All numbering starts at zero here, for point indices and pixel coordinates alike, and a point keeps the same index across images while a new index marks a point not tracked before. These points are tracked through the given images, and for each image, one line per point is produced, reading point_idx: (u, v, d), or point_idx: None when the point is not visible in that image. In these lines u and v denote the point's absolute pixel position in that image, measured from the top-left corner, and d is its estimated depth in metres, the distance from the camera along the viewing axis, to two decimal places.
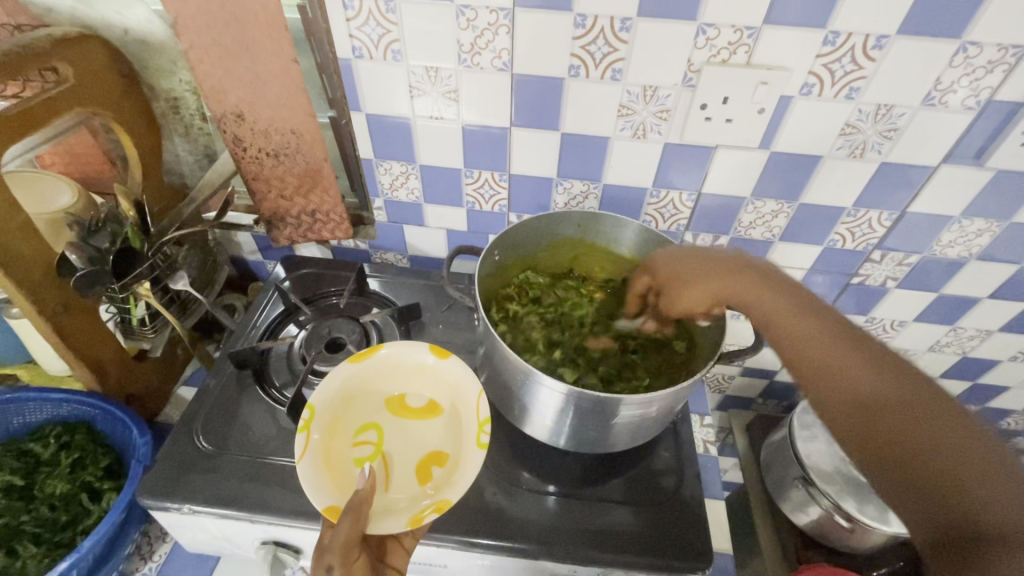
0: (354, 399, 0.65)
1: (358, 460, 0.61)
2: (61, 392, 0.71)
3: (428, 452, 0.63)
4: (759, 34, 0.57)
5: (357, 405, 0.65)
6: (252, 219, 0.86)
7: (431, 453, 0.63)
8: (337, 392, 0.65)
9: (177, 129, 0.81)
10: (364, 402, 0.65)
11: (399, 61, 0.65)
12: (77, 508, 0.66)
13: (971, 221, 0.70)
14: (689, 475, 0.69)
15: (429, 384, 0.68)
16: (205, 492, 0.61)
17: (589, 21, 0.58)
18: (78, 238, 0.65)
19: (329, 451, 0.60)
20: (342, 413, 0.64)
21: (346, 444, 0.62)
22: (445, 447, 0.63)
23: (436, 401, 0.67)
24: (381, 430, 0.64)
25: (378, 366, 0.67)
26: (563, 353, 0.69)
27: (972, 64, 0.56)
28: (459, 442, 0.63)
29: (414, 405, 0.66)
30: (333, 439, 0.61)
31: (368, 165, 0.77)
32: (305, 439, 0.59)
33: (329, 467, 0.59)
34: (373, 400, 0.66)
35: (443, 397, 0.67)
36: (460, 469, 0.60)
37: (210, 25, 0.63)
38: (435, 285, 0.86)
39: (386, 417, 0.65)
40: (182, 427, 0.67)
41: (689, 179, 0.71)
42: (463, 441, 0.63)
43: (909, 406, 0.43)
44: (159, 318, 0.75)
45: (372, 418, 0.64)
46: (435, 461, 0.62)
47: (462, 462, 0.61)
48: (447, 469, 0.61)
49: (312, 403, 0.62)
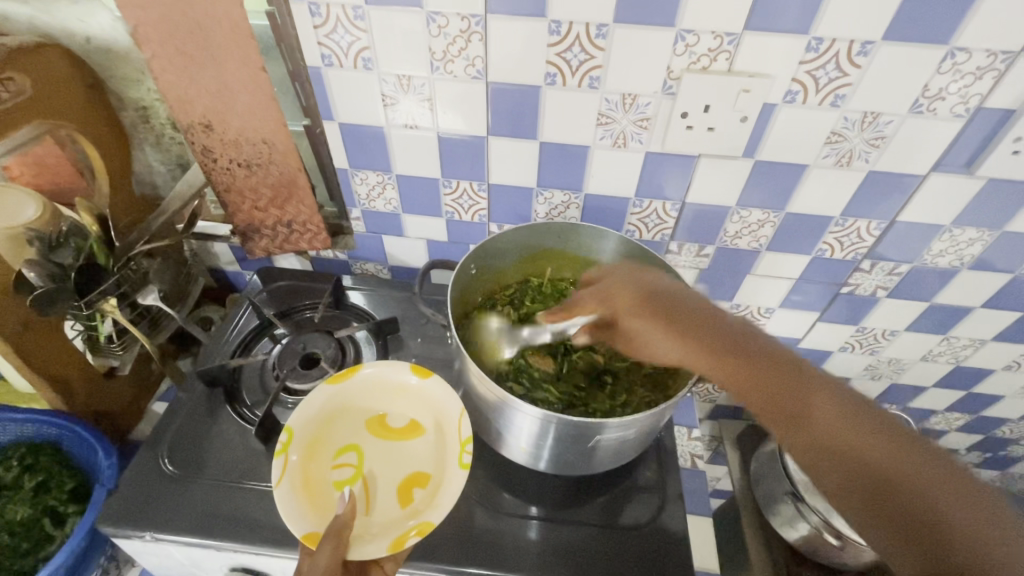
0: (334, 420, 0.63)
1: (338, 484, 0.59)
2: (26, 412, 0.69)
3: (410, 473, 0.61)
4: (740, 41, 0.54)
5: (337, 426, 0.63)
6: (227, 229, 0.83)
7: (413, 473, 0.61)
8: (316, 413, 0.63)
9: (148, 139, 0.79)
10: (344, 423, 0.64)
11: (370, 69, 0.63)
12: (38, 534, 0.64)
13: (962, 230, 0.68)
14: (674, 494, 0.67)
15: (411, 404, 0.66)
16: (170, 519, 0.59)
17: (564, 28, 0.56)
18: (39, 255, 0.63)
19: (309, 475, 0.58)
20: (321, 435, 0.62)
21: (326, 467, 0.60)
22: (427, 467, 0.61)
23: (418, 421, 0.65)
24: (359, 451, 0.62)
25: (357, 386, 0.65)
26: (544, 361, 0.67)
27: (961, 70, 0.54)
28: (441, 462, 0.61)
29: (394, 425, 0.64)
30: (312, 462, 0.60)
31: (343, 175, 0.75)
32: (283, 461, 0.57)
33: (308, 492, 0.57)
34: (354, 420, 0.64)
35: (424, 416, 0.65)
36: (441, 490, 0.58)
37: (172, 34, 0.60)
38: (414, 298, 0.84)
39: (366, 438, 0.63)
40: (150, 447, 0.65)
41: (673, 188, 0.69)
42: (445, 462, 0.61)
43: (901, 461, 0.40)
44: (128, 334, 0.72)
45: (352, 440, 0.63)
46: (416, 482, 0.60)
47: (444, 482, 0.59)
48: (428, 490, 0.59)
49: (291, 425, 0.60)
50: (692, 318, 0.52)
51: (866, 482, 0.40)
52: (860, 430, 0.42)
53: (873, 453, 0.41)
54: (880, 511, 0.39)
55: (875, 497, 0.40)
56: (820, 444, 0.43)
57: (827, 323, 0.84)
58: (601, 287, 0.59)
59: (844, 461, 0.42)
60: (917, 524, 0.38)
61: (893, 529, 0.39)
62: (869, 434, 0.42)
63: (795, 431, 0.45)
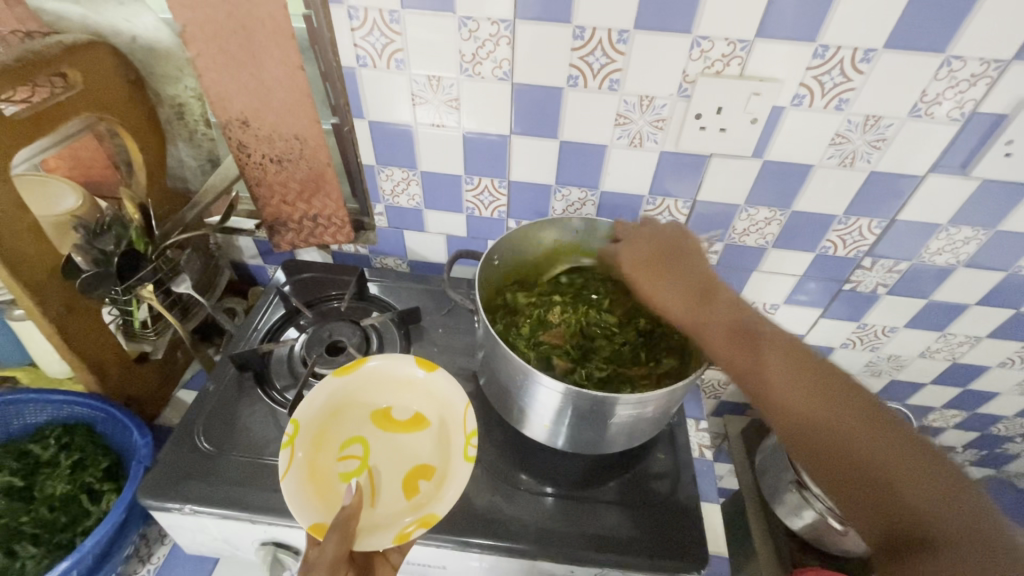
0: (340, 412, 0.65)
1: (344, 475, 0.61)
2: (64, 393, 0.71)
3: (414, 466, 0.63)
4: (752, 47, 0.58)
5: (342, 418, 0.65)
6: (254, 223, 0.87)
7: (418, 466, 0.63)
8: (323, 405, 0.65)
9: (181, 135, 0.82)
10: (349, 416, 0.66)
11: (402, 69, 0.66)
12: (77, 509, 0.66)
13: (958, 229, 0.72)
14: (686, 477, 0.70)
15: (415, 398, 0.68)
16: (206, 492, 0.61)
17: (587, 33, 0.60)
18: (83, 241, 0.65)
19: (315, 466, 0.60)
20: (327, 428, 0.64)
21: (332, 458, 0.62)
22: (431, 460, 0.63)
23: (422, 414, 0.67)
24: (365, 444, 0.64)
25: (364, 378, 0.68)
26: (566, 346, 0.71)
27: (956, 77, 0.58)
28: (445, 456, 0.63)
29: (399, 418, 0.67)
30: (319, 454, 0.61)
31: (369, 171, 0.78)
32: (290, 452, 0.59)
33: (314, 483, 0.59)
34: (359, 412, 0.66)
35: (428, 410, 0.67)
36: (446, 482, 0.60)
37: (217, 34, 0.64)
38: (435, 290, 0.87)
39: (372, 430, 0.65)
40: (182, 428, 0.68)
41: (685, 187, 0.73)
42: (451, 454, 0.63)
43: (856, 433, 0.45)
44: (161, 320, 0.76)
45: (357, 432, 0.65)
46: (421, 474, 0.62)
47: (448, 474, 0.61)
48: (433, 482, 0.61)
49: (297, 418, 0.62)
50: (692, 286, 0.61)
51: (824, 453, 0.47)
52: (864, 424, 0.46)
53: (842, 426, 0.46)
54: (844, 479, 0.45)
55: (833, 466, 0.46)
56: (801, 416, 0.48)
57: (829, 319, 0.87)
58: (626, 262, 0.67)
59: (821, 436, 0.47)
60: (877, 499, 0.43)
61: (853, 491, 0.44)
62: (850, 418, 0.46)
63: (781, 417, 0.49)
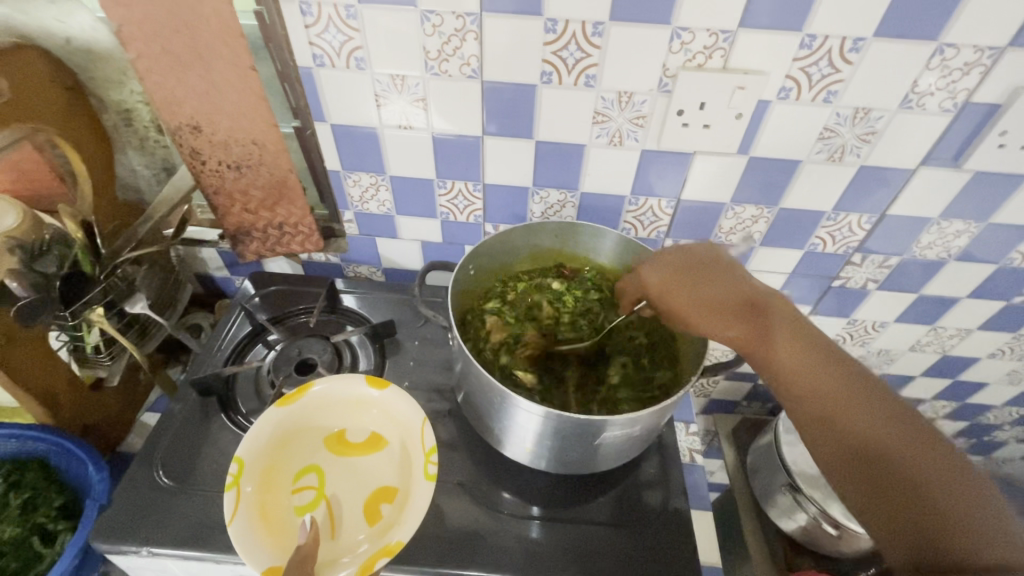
0: (288, 443, 0.61)
1: (298, 510, 0.57)
2: (7, 428, 0.68)
3: (374, 490, 0.59)
4: (735, 38, 0.55)
5: (293, 447, 0.61)
6: (216, 233, 0.82)
7: (378, 489, 0.59)
8: (269, 438, 0.60)
9: (131, 142, 0.77)
10: (300, 444, 0.61)
11: (363, 69, 0.62)
12: (28, 553, 0.65)
13: (950, 222, 0.69)
14: (676, 489, 0.67)
15: (370, 417, 0.64)
16: (167, 532, 0.57)
17: (559, 26, 0.56)
18: (21, 264, 0.60)
19: (265, 506, 0.56)
20: (277, 461, 0.60)
21: (284, 494, 0.58)
22: (391, 482, 0.60)
23: (379, 435, 0.63)
24: (320, 472, 0.60)
25: (310, 405, 0.63)
26: (586, 347, 0.69)
27: (949, 66, 0.55)
28: (406, 475, 0.60)
29: (353, 441, 0.63)
30: (269, 490, 0.57)
31: (335, 178, 0.73)
32: (235, 493, 0.55)
33: (267, 523, 0.55)
34: (311, 440, 0.62)
35: (386, 431, 0.63)
36: (408, 504, 0.57)
37: (157, 33, 0.59)
38: (411, 300, 0.83)
39: (327, 458, 0.61)
40: (142, 460, 0.63)
41: (668, 185, 0.69)
42: (412, 475, 0.59)
43: (874, 421, 0.49)
44: (115, 344, 0.70)
45: (311, 460, 0.61)
46: (382, 498, 0.59)
47: (410, 496, 0.58)
48: (395, 505, 0.58)
49: (241, 455, 0.57)
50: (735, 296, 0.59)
51: (859, 450, 0.49)
52: (878, 421, 0.49)
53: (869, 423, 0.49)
54: (859, 466, 0.48)
55: (860, 464, 0.48)
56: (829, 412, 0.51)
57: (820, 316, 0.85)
58: (646, 281, 0.64)
59: (844, 425, 0.50)
60: (888, 485, 0.46)
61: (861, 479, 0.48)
62: (871, 411, 0.50)
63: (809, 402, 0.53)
